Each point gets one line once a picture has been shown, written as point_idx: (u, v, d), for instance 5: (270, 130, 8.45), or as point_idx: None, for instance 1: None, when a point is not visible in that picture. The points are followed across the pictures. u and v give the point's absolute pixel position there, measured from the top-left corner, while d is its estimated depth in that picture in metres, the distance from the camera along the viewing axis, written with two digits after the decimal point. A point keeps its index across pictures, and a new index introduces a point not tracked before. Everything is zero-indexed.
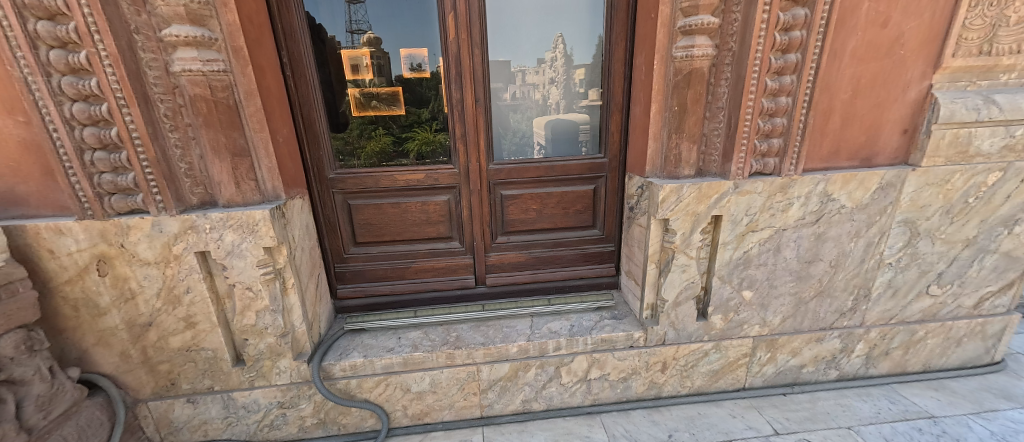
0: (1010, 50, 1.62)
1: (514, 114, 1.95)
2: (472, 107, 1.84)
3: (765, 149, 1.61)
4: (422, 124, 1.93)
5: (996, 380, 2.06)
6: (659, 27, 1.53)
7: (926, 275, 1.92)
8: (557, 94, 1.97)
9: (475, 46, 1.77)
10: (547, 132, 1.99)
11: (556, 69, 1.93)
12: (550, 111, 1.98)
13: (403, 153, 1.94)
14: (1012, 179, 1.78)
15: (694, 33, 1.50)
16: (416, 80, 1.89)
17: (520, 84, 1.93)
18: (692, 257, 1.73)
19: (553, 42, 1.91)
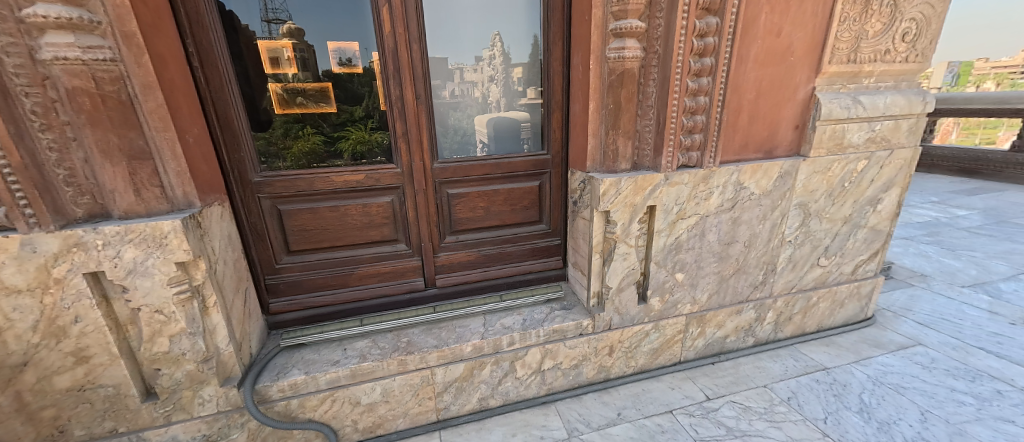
0: (869, 59, 1.95)
1: (455, 112, 1.93)
2: (411, 104, 1.78)
3: (689, 143, 1.77)
4: (356, 123, 1.82)
5: (869, 332, 2.49)
6: (593, 28, 1.62)
7: (817, 249, 2.25)
8: (497, 91, 1.98)
9: (413, 42, 1.73)
10: (489, 130, 2.00)
11: (494, 67, 1.94)
12: (491, 109, 1.98)
13: (337, 154, 1.83)
14: (874, 166, 2.15)
15: (624, 35, 1.60)
16: (347, 76, 1.78)
17: (459, 82, 1.91)
18: (630, 246, 1.86)
19: (491, 40, 1.91)
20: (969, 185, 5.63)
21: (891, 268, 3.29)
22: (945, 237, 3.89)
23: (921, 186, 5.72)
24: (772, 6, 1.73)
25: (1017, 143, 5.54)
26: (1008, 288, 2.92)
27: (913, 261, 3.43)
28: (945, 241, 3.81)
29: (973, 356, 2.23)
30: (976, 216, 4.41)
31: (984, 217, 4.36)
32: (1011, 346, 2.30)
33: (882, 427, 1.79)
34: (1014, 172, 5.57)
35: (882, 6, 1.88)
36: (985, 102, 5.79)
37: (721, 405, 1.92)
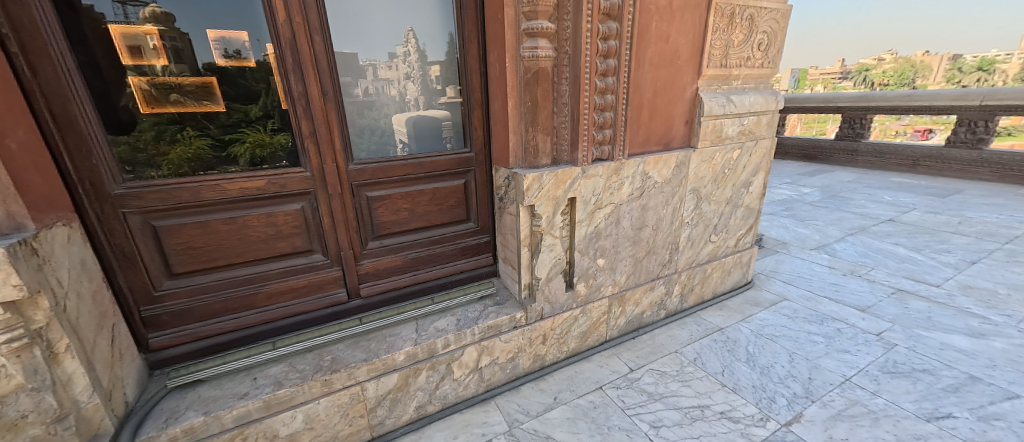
0: (736, 64, 2.30)
1: (370, 111, 1.81)
2: (318, 102, 1.65)
3: (601, 138, 1.91)
4: (253, 124, 1.62)
5: (751, 294, 2.96)
6: (506, 28, 1.64)
7: (708, 228, 2.60)
8: (414, 89, 1.89)
9: (313, 34, 1.59)
10: (410, 129, 1.91)
11: (410, 64, 1.86)
12: (409, 109, 1.90)
13: (231, 159, 1.60)
14: (746, 154, 2.55)
15: (536, 35, 1.66)
16: (237, 70, 1.57)
17: (372, 79, 1.79)
18: (556, 237, 1.95)
19: (404, 36, 1.82)
20: (810, 168, 6.98)
21: (762, 239, 3.94)
22: (797, 211, 4.78)
23: (778, 170, 6.92)
24: (661, 15, 1.94)
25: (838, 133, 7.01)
26: (840, 248, 3.69)
27: (777, 232, 4.15)
28: (797, 214, 4.67)
29: (822, 304, 2.78)
30: (816, 192, 5.48)
31: (821, 193, 5.45)
32: (845, 293, 2.92)
33: (764, 371, 2.14)
34: (838, 157, 7.05)
35: (742, 19, 2.23)
36: (816, 102, 7.22)
37: (643, 374, 2.11)
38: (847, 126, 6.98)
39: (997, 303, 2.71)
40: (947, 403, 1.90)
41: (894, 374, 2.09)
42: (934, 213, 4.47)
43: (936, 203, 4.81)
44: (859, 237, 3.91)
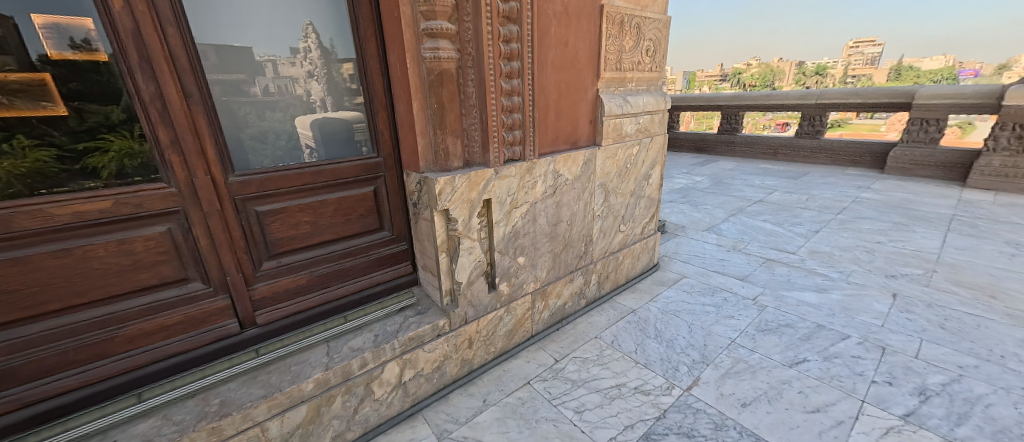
0: (628, 68, 2.52)
1: (273, 112, 1.66)
2: (180, 105, 1.42)
3: (512, 139, 1.94)
4: (116, 129, 1.37)
5: (659, 274, 3.26)
6: (404, 27, 1.58)
7: (617, 219, 2.81)
8: (319, 88, 1.74)
9: (166, 25, 1.36)
10: (317, 133, 1.77)
11: (313, 61, 1.71)
12: (318, 110, 1.75)
13: (86, 172, 1.35)
14: (644, 150, 2.80)
15: (437, 36, 1.63)
16: (90, 65, 1.31)
17: (273, 76, 1.63)
18: (473, 240, 1.94)
19: (303, 30, 1.67)
20: (699, 159, 7.92)
21: (664, 225, 4.37)
22: (691, 197, 5.39)
23: (675, 162, 7.75)
24: (559, 20, 2.03)
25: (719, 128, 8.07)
26: (725, 227, 4.26)
27: (677, 217, 4.64)
28: (691, 200, 5.27)
29: (713, 278, 3.17)
30: (705, 180, 6.24)
31: (709, 181, 6.23)
32: (730, 266, 3.37)
33: (669, 343, 2.38)
34: (720, 149, 8.12)
35: (631, 27, 2.44)
36: (701, 101, 8.22)
37: (566, 364, 2.21)
38: (725, 122, 8.07)
39: (836, 263, 3.35)
40: (804, 349, 2.30)
41: (767, 331, 2.47)
42: (791, 192, 5.39)
43: (791, 184, 5.79)
44: (739, 217, 4.54)
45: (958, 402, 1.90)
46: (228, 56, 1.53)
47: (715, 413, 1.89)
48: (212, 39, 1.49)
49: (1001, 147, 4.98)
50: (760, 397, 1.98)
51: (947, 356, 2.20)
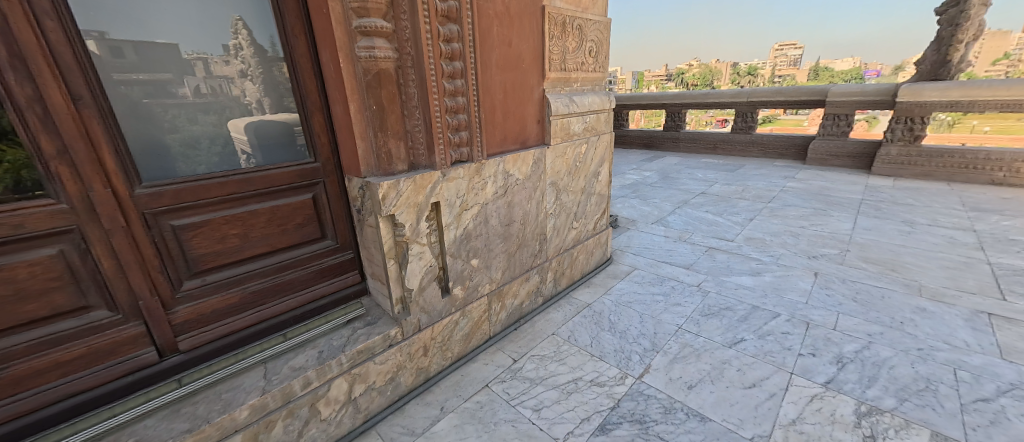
0: (572, 69, 2.57)
1: (206, 114, 1.56)
2: (67, 110, 1.25)
3: (458, 141, 1.92)
4: (8, 136, 1.20)
5: (612, 268, 3.37)
6: (334, 24, 1.50)
7: (569, 216, 2.86)
8: (255, 88, 1.65)
9: (42, 17, 1.18)
10: (253, 137, 1.67)
11: (245, 60, 1.61)
12: (254, 113, 1.66)
13: None
14: (592, 148, 2.88)
15: (371, 34, 1.56)
16: None
17: (204, 76, 1.54)
18: (423, 245, 1.89)
19: (232, 26, 1.57)
20: (648, 155, 8.29)
21: (616, 219, 4.52)
22: (641, 192, 5.62)
23: (625, 159, 8.06)
24: (501, 20, 2.04)
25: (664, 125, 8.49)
26: (672, 219, 4.48)
27: (628, 212, 4.82)
28: (641, 194, 5.50)
29: (662, 268, 3.33)
30: (653, 175, 6.54)
31: (657, 176, 6.53)
32: (677, 256, 3.55)
33: (623, 334, 2.47)
34: (666, 145, 8.55)
35: (573, 29, 2.50)
36: (646, 99, 8.61)
37: (524, 363, 2.22)
38: (669, 119, 8.50)
39: (768, 248, 3.64)
40: (742, 330, 2.48)
41: (710, 315, 2.64)
42: (729, 184, 5.78)
43: (729, 177, 6.21)
44: (684, 209, 4.81)
45: (868, 366, 2.14)
46: (147, 54, 1.41)
47: (664, 398, 1.99)
48: (126, 35, 1.36)
49: (897, 138, 5.67)
50: (704, 378, 2.11)
51: (859, 326, 2.47)
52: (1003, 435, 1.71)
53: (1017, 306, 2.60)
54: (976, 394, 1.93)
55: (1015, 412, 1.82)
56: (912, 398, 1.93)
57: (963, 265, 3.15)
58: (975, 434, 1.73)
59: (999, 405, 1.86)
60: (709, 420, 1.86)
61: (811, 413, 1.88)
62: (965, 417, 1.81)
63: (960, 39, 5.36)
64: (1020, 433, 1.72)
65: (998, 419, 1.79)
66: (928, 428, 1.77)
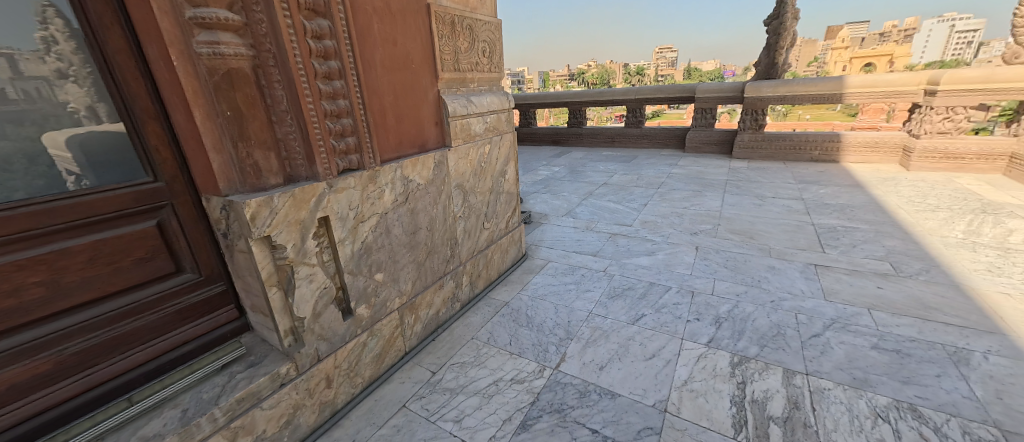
0: (467, 69, 2.55)
1: (20, 126, 1.24)
2: None
3: (344, 147, 1.75)
4: None
5: (529, 263, 3.42)
6: (159, 14, 1.23)
7: (479, 217, 2.83)
8: (82, 91, 1.36)
9: None
10: (80, 153, 1.36)
11: (64, 56, 1.31)
12: (83, 122, 1.36)
13: None
14: (495, 148, 2.87)
15: (212, 27, 1.35)
16: None
17: (13, 78, 1.22)
18: (313, 265, 1.70)
19: (38, 12, 1.25)
20: (555, 151, 8.67)
21: (530, 214, 4.63)
22: (551, 187, 5.85)
23: (535, 155, 8.33)
24: (381, 17, 1.91)
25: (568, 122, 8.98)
26: (579, 210, 4.74)
27: (540, 207, 4.96)
28: (552, 189, 5.72)
29: (573, 257, 3.50)
30: (561, 170, 6.86)
31: (565, 170, 6.87)
32: (585, 244, 3.76)
33: (540, 327, 2.53)
34: (570, 140, 9.05)
35: (463, 29, 2.46)
36: (550, 98, 9.00)
37: (444, 374, 2.15)
38: (572, 116, 9.00)
39: (661, 229, 4.04)
40: (642, 306, 2.71)
41: (616, 297, 2.84)
42: (626, 174, 6.32)
43: (626, 167, 6.79)
44: (590, 200, 5.11)
45: (738, 322, 2.51)
46: None
47: (579, 384, 2.08)
48: None
49: (747, 127, 6.76)
50: (613, 357, 2.25)
51: (731, 288, 2.89)
52: (829, 361, 2.16)
53: (835, 256, 3.28)
54: (811, 332, 2.40)
55: (836, 342, 2.30)
56: (770, 343, 2.32)
57: (797, 227, 3.88)
58: (811, 365, 2.14)
59: (826, 338, 2.33)
60: (618, 395, 2.00)
61: (698, 371, 2.13)
62: (805, 352, 2.23)
63: (783, 45, 6.62)
64: (840, 357, 2.19)
65: (825, 349, 2.25)
66: (781, 366, 2.14)
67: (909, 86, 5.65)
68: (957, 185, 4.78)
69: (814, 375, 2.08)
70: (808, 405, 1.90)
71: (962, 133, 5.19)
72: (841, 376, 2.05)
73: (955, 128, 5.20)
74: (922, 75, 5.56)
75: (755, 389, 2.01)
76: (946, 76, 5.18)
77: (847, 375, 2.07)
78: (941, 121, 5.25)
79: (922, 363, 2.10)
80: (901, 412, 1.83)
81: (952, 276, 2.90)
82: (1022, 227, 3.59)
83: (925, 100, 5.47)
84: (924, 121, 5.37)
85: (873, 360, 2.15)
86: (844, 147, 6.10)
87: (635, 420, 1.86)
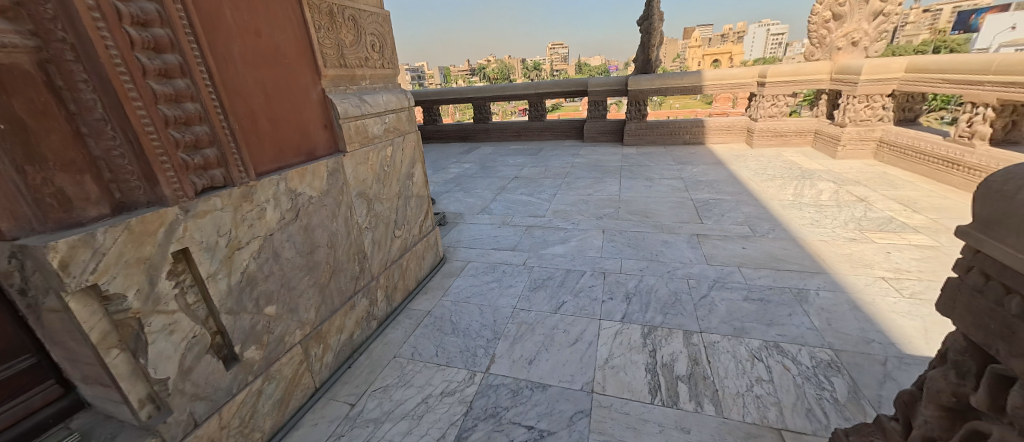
0: (355, 65, 2.29)
1: None
2: None
3: (201, 162, 1.45)
4: None
5: (449, 267, 3.27)
6: None
7: (390, 225, 2.59)
8: None
9: None
10: None
11: None
12: None
13: None
14: (398, 150, 2.63)
15: None
16: None
17: None
18: (173, 312, 1.38)
19: None
20: (464, 148, 8.54)
21: (444, 215, 4.45)
22: (464, 184, 5.73)
23: (443, 153, 8.10)
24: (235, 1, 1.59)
25: (473, 118, 8.91)
26: (494, 206, 4.70)
27: (455, 206, 4.81)
28: (464, 187, 5.59)
29: (491, 254, 3.44)
30: (472, 167, 6.76)
31: (475, 166, 6.79)
32: (503, 240, 3.74)
33: (467, 333, 2.42)
34: (478, 136, 9.01)
35: (345, 19, 2.20)
36: (454, 94, 8.82)
37: (365, 403, 1.94)
38: (477, 112, 8.94)
39: (571, 217, 4.20)
40: (561, 294, 2.77)
41: (538, 288, 2.86)
42: (534, 166, 6.48)
43: (534, 159, 6.96)
44: (503, 195, 5.12)
45: (643, 295, 2.71)
46: None
47: (511, 382, 2.03)
48: None
49: (633, 117, 7.41)
50: (540, 349, 2.25)
51: (636, 265, 3.10)
52: (716, 317, 2.44)
53: (710, 225, 3.75)
54: (699, 293, 2.69)
55: (718, 299, 2.62)
56: (670, 309, 2.54)
57: (681, 203, 4.36)
58: (703, 323, 2.40)
59: (711, 297, 2.64)
60: (549, 386, 1.99)
61: (617, 347, 2.24)
62: (697, 312, 2.49)
63: (654, 43, 7.39)
64: (722, 312, 2.49)
65: (711, 307, 2.54)
66: (681, 329, 2.36)
67: (744, 79, 6.73)
68: (783, 158, 5.87)
69: (706, 331, 2.33)
70: (705, 359, 2.12)
71: (784, 116, 6.48)
72: (725, 328, 2.34)
73: (779, 112, 6.46)
74: (754, 69, 6.67)
75: (663, 354, 2.17)
76: (769, 70, 6.33)
77: (729, 326, 2.36)
78: (770, 107, 6.46)
79: (779, 306, 2.50)
80: (770, 351, 2.15)
81: (789, 231, 3.52)
82: (828, 187, 4.53)
83: (758, 90, 6.60)
84: (759, 107, 6.54)
85: (745, 310, 2.49)
86: (707, 131, 7.06)
87: (567, 407, 1.87)
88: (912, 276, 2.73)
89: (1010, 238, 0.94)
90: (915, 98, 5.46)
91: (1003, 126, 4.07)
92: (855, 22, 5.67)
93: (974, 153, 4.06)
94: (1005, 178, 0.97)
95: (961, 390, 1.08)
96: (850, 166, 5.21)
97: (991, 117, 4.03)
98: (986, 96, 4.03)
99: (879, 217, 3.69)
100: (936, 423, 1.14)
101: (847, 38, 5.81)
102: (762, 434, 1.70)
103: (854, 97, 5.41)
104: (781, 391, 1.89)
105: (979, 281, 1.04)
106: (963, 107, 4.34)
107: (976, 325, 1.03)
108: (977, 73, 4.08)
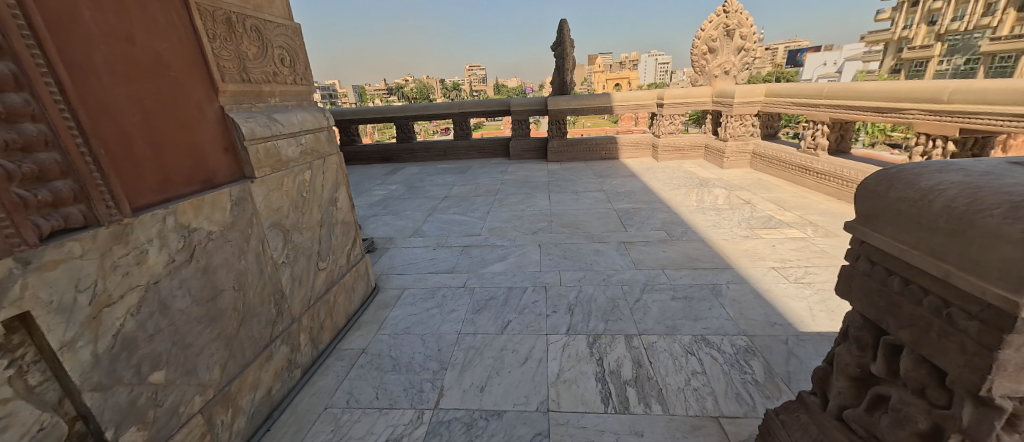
0: (262, 80, 2.02)
1: None
2: None
3: (47, 197, 1.13)
4: None
5: (382, 297, 3.00)
6: None
7: (312, 257, 2.30)
8: None
9: None
10: None
11: None
12: None
13: None
14: (318, 173, 2.38)
15: None
16: None
17: None
18: (4, 401, 1.05)
19: None
20: (388, 168, 8.14)
21: (373, 241, 4.13)
22: (391, 207, 5.41)
23: (365, 175, 7.62)
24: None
25: (395, 138, 8.55)
26: (426, 228, 4.49)
27: (384, 231, 4.50)
28: (392, 210, 5.29)
29: (428, 279, 3.25)
30: (399, 188, 6.45)
31: (402, 187, 6.49)
32: (439, 263, 3.56)
33: (407, 367, 2.21)
34: (403, 157, 8.69)
35: (247, 30, 1.94)
36: (373, 114, 8.40)
37: None
38: (400, 131, 8.62)
39: (506, 233, 4.17)
40: (506, 312, 2.69)
41: (481, 310, 2.74)
42: (464, 185, 6.39)
43: (462, 178, 6.87)
44: (435, 215, 4.93)
45: (585, 305, 2.73)
46: None
47: (464, 415, 1.88)
48: None
49: (555, 134, 7.71)
50: (491, 374, 2.13)
51: (573, 277, 3.13)
52: (651, 318, 2.53)
53: (634, 233, 3.95)
54: (634, 298, 2.78)
55: (651, 301, 2.73)
56: (611, 316, 2.58)
57: (606, 214, 4.56)
58: (640, 325, 2.47)
59: (644, 300, 2.74)
60: (504, 412, 1.88)
61: (567, 360, 2.20)
62: (634, 316, 2.57)
63: (567, 67, 7.83)
64: (656, 313, 2.59)
65: (645, 309, 2.63)
66: (622, 335, 2.39)
67: (645, 100, 7.38)
68: (684, 169, 6.51)
69: (644, 333, 2.39)
70: (647, 361, 2.16)
71: (680, 132, 7.22)
72: (659, 328, 2.43)
73: (676, 129, 7.18)
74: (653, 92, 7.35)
75: (610, 360, 2.18)
76: (665, 93, 7.02)
77: (664, 325, 2.46)
78: (669, 125, 7.13)
79: (701, 302, 2.67)
80: (699, 344, 2.26)
81: (698, 233, 3.84)
82: (722, 192, 5.08)
83: (657, 110, 7.27)
84: (659, 125, 7.19)
85: (674, 309, 2.62)
86: (621, 146, 7.60)
87: (525, 431, 1.77)
88: (794, 264, 3.12)
89: (889, 229, 1.03)
90: (774, 117, 6.44)
91: (835, 139, 4.93)
92: (725, 55, 6.63)
93: (818, 160, 4.80)
94: (878, 180, 1.07)
95: (864, 361, 1.15)
96: (736, 174, 5.95)
97: (827, 131, 4.83)
98: (820, 115, 4.83)
99: (762, 216, 4.20)
100: (847, 393, 1.20)
101: (720, 67, 6.73)
102: (705, 424, 1.76)
103: (731, 116, 6.19)
104: (714, 381, 1.99)
105: (867, 266, 1.11)
106: (807, 124, 5.12)
107: (868, 304, 1.09)
108: (812, 97, 4.92)
